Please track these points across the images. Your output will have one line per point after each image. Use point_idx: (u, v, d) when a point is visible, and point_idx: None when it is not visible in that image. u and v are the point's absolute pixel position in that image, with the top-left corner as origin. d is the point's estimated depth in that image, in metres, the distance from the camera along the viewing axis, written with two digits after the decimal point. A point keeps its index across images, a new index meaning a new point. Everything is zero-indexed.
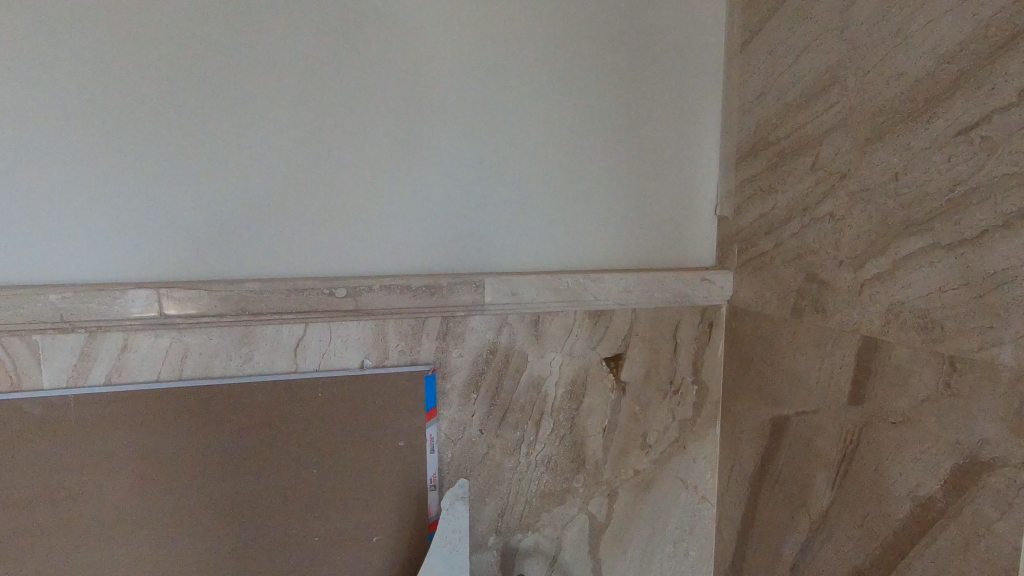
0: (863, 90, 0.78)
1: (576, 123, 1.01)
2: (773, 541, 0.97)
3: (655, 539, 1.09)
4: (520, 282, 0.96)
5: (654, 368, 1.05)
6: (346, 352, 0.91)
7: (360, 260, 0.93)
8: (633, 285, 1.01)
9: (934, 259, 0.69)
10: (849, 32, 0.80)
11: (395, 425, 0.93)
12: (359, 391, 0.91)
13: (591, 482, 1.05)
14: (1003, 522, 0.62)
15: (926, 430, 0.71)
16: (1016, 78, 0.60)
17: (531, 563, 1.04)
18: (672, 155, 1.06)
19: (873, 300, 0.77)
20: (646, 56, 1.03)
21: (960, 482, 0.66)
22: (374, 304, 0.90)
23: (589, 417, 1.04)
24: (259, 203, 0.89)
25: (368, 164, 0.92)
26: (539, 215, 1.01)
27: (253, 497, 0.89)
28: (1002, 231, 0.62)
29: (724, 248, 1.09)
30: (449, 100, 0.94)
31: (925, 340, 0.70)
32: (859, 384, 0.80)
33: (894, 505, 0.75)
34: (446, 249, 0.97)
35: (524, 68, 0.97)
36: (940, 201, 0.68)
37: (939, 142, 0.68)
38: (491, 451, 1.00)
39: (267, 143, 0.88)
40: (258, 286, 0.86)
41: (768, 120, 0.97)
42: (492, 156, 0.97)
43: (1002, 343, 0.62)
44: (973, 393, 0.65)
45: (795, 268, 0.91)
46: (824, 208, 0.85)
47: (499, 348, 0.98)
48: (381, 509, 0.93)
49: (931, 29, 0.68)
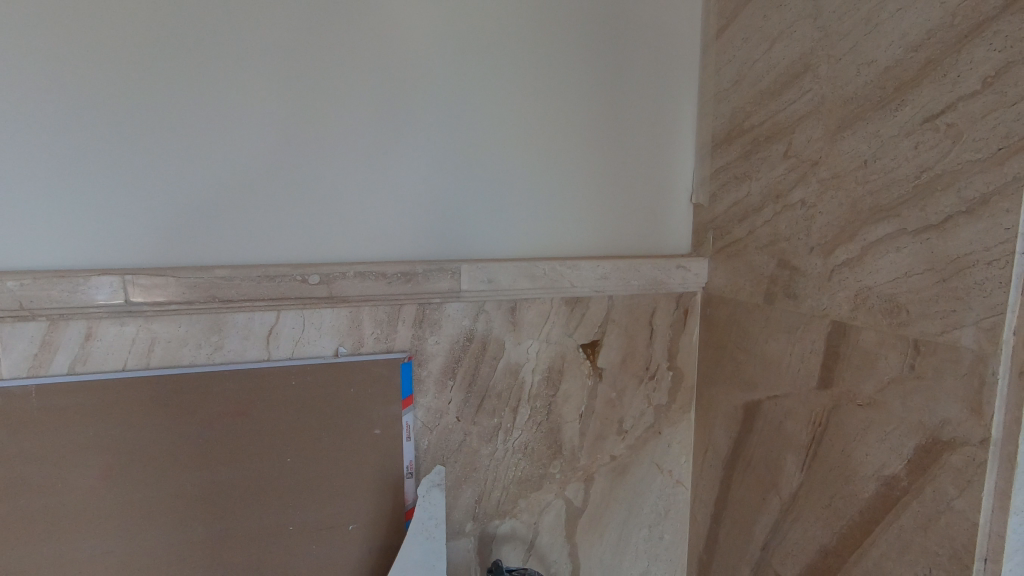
0: (835, 77, 0.79)
1: (553, 109, 1.00)
2: (746, 522, 0.99)
3: (631, 523, 1.11)
4: (496, 269, 0.95)
5: (630, 354, 1.06)
6: (320, 340, 0.90)
7: (334, 247, 0.92)
8: (609, 272, 1.01)
9: (900, 245, 0.71)
10: (821, 20, 0.81)
11: (371, 413, 0.92)
12: (334, 379, 0.91)
13: (568, 467, 1.06)
14: (961, 500, 0.64)
15: (891, 411, 0.73)
16: (980, 66, 0.61)
17: (508, 549, 1.05)
18: (649, 143, 1.06)
19: (843, 285, 0.79)
20: (622, 43, 1.02)
21: (923, 461, 0.68)
22: (348, 292, 0.89)
23: (566, 404, 1.04)
24: (229, 188, 0.87)
25: (341, 149, 0.90)
26: (516, 203, 1.00)
27: (227, 488, 0.87)
28: (965, 217, 0.63)
29: (699, 235, 1.10)
30: (425, 84, 0.93)
31: (892, 325, 0.72)
32: (828, 368, 0.82)
33: (860, 486, 0.77)
34: (421, 236, 0.96)
35: (501, 52, 0.96)
36: (907, 187, 0.69)
37: (906, 130, 0.69)
38: (468, 438, 1.00)
39: (237, 127, 0.86)
40: (228, 273, 0.84)
41: (742, 107, 0.98)
42: (470, 141, 0.97)
43: (964, 326, 0.63)
44: (936, 375, 0.67)
45: (768, 254, 0.92)
46: (796, 195, 0.86)
47: (476, 335, 0.97)
48: (357, 498, 0.93)
49: (900, 18, 0.69)
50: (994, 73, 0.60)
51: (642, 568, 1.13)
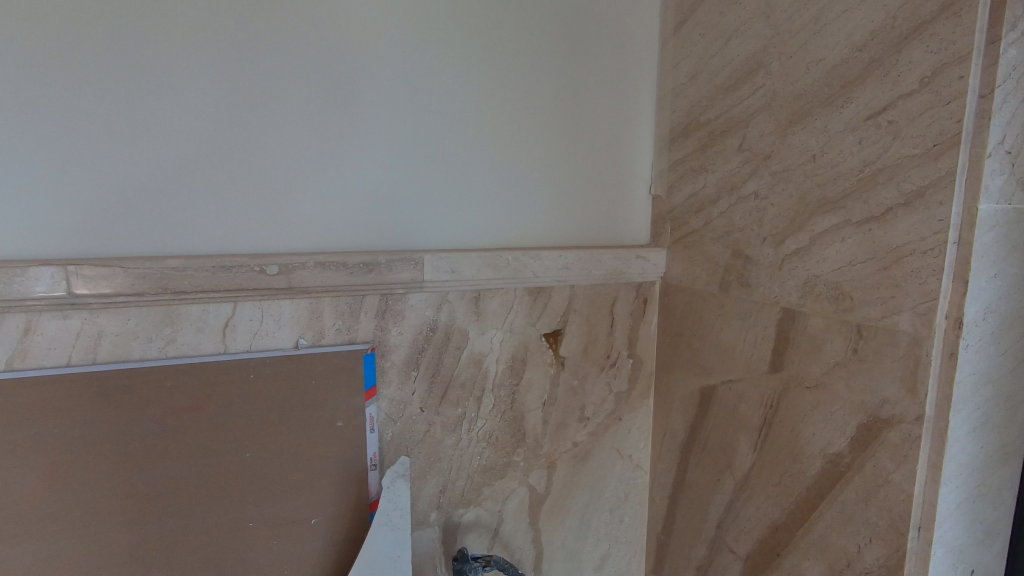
0: (786, 74, 0.82)
1: (515, 99, 1.01)
2: (702, 502, 1.03)
3: (593, 508, 1.14)
4: (459, 259, 0.95)
5: (591, 342, 1.08)
6: (279, 332, 0.88)
7: (292, 236, 0.90)
8: (571, 262, 1.02)
9: (845, 235, 0.74)
10: (774, 18, 0.84)
11: (333, 405, 0.91)
12: (294, 372, 0.89)
13: (531, 455, 1.07)
14: (898, 473, 0.68)
15: (836, 393, 0.77)
16: (918, 66, 0.65)
17: (473, 537, 1.06)
18: (609, 135, 1.08)
19: (792, 274, 0.83)
20: (582, 35, 1.04)
21: (865, 438, 0.73)
22: (308, 282, 0.87)
23: (529, 392, 1.06)
24: (180, 174, 0.83)
25: (298, 135, 0.88)
26: (478, 192, 1.00)
27: (182, 486, 0.84)
28: (903, 209, 0.67)
29: (657, 226, 1.12)
30: (385, 71, 0.92)
31: (837, 311, 0.76)
32: (779, 353, 0.86)
33: (807, 464, 0.81)
34: (382, 226, 0.95)
35: (463, 41, 0.96)
36: (851, 180, 0.73)
37: (851, 126, 0.73)
38: (432, 428, 1.00)
39: (187, 111, 0.82)
40: (180, 263, 0.81)
41: (699, 102, 1.00)
42: (433, 129, 0.96)
43: (902, 311, 0.67)
44: (877, 357, 0.71)
45: (722, 244, 0.96)
46: (749, 187, 0.90)
47: (439, 326, 0.97)
48: (319, 491, 0.91)
49: (846, 18, 0.73)
50: (930, 73, 0.64)
51: (603, 551, 1.16)
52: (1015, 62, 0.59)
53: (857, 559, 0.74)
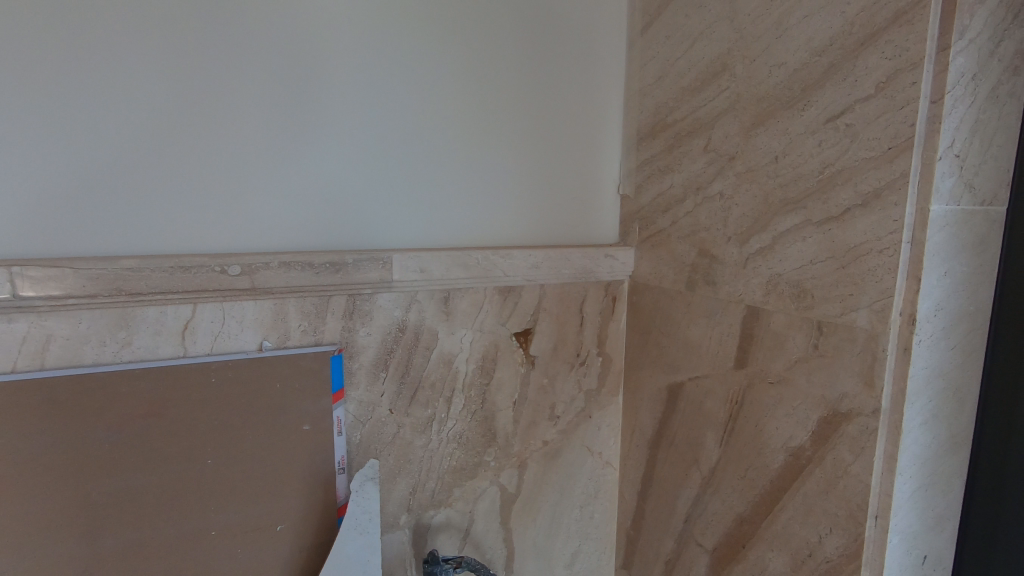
0: (749, 77, 0.84)
1: (484, 97, 1.00)
2: (670, 497, 1.05)
3: (563, 505, 1.14)
4: (429, 259, 0.94)
5: (561, 341, 1.09)
6: (242, 334, 0.85)
7: (255, 234, 0.87)
8: (541, 261, 1.03)
9: (806, 235, 0.77)
10: (738, 22, 0.86)
11: (299, 408, 0.89)
12: (258, 375, 0.86)
13: (502, 454, 1.07)
14: (856, 464, 0.71)
15: (798, 387, 0.79)
16: (874, 72, 0.67)
17: (443, 539, 1.05)
18: (577, 134, 1.09)
19: (756, 273, 0.85)
20: (550, 35, 1.04)
21: (825, 431, 0.75)
22: (272, 283, 0.85)
23: (500, 392, 1.05)
24: (134, 169, 0.80)
25: (260, 130, 0.86)
26: (446, 189, 1.00)
27: (139, 494, 0.81)
28: (860, 209, 0.69)
29: (626, 225, 1.14)
30: (351, 67, 0.90)
31: (799, 308, 0.78)
32: (743, 350, 0.88)
33: (771, 458, 0.83)
34: (349, 225, 0.93)
35: (431, 38, 0.95)
36: (812, 181, 0.75)
37: (812, 128, 0.75)
38: (401, 430, 0.98)
39: (139, 103, 0.79)
40: (136, 263, 0.78)
41: (665, 103, 1.02)
42: (400, 126, 0.95)
43: (860, 308, 0.70)
44: (836, 353, 0.73)
45: (689, 243, 0.97)
46: (715, 187, 0.91)
47: (409, 326, 0.96)
48: (285, 497, 0.89)
49: (807, 24, 0.75)
50: (885, 79, 0.66)
51: (574, 548, 1.17)
52: (963, 69, 0.62)
53: (818, 549, 0.77)
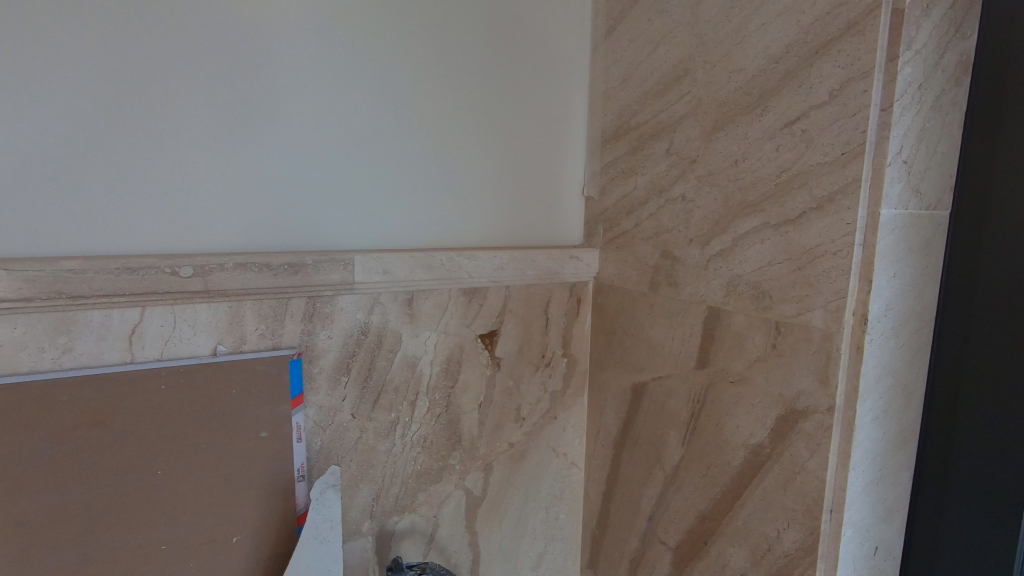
0: (709, 83, 0.86)
1: (447, 96, 0.99)
2: (634, 495, 1.06)
3: (529, 507, 1.14)
4: (392, 260, 0.92)
5: (527, 342, 1.08)
6: (194, 338, 0.82)
7: (207, 234, 0.84)
8: (506, 262, 1.02)
9: (764, 237, 0.78)
10: (698, 27, 0.87)
11: (256, 414, 0.86)
12: (212, 380, 0.83)
13: (467, 457, 1.06)
14: (812, 460, 0.73)
15: (757, 386, 0.81)
16: (828, 80, 0.69)
17: (408, 545, 1.03)
18: (541, 136, 1.09)
19: (716, 274, 0.86)
20: (515, 37, 1.04)
21: (783, 429, 0.77)
22: (227, 285, 0.81)
23: (465, 394, 1.04)
24: (76, 166, 0.76)
25: (212, 126, 0.82)
26: (409, 190, 0.98)
27: (81, 510, 0.76)
28: (816, 212, 0.72)
29: (590, 227, 1.14)
30: (310, 63, 0.88)
31: (757, 309, 0.80)
32: (704, 350, 0.89)
33: (731, 455, 0.85)
34: (309, 226, 0.91)
35: (392, 36, 0.93)
36: (770, 185, 0.77)
37: (769, 133, 0.77)
38: (364, 435, 0.96)
39: (78, 94, 0.75)
40: (78, 264, 0.73)
41: (629, 106, 1.03)
42: (361, 124, 0.93)
43: (815, 309, 0.72)
44: (793, 352, 0.75)
45: (652, 245, 0.99)
46: (677, 190, 0.93)
47: (371, 329, 0.94)
48: (241, 507, 0.86)
49: (764, 31, 0.77)
50: (839, 86, 0.68)
51: (540, 549, 1.17)
52: (910, 79, 0.65)
53: (777, 543, 0.78)
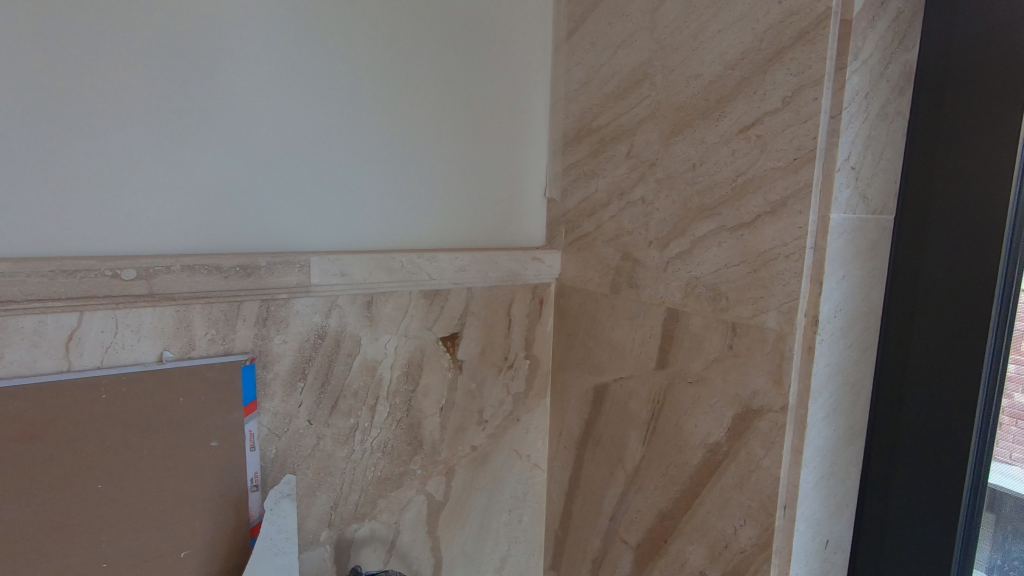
0: (668, 87, 0.87)
1: (407, 95, 0.97)
2: (596, 496, 1.06)
3: (492, 510, 1.13)
4: (350, 261, 0.90)
5: (489, 344, 1.08)
6: (138, 345, 0.78)
7: (149, 235, 0.80)
8: (468, 264, 1.01)
9: (720, 240, 0.80)
10: (657, 32, 0.88)
11: (206, 422, 0.82)
12: (158, 389, 0.79)
13: (428, 462, 1.05)
14: (767, 458, 0.75)
15: (713, 386, 0.82)
16: (781, 87, 0.71)
17: (368, 553, 1.01)
18: (502, 137, 1.08)
19: (675, 276, 0.87)
20: (476, 38, 1.03)
21: (739, 428, 0.79)
22: (173, 288, 0.78)
23: (426, 398, 1.03)
24: (8, 163, 0.71)
25: (153, 122, 0.79)
26: (368, 190, 0.96)
27: (12, 529, 0.71)
28: (769, 216, 0.73)
29: (552, 228, 1.14)
30: (262, 59, 0.85)
31: (714, 310, 0.81)
32: (664, 351, 0.90)
33: (690, 454, 0.86)
34: (263, 226, 0.88)
35: (350, 33, 0.91)
36: (726, 189, 0.79)
37: (725, 138, 0.78)
38: (321, 441, 0.93)
39: (10, 87, 0.71)
40: (8, 267, 0.69)
41: (590, 108, 1.04)
42: (318, 123, 0.90)
43: (769, 310, 0.74)
44: (748, 353, 0.77)
45: (613, 247, 0.99)
46: (637, 192, 0.94)
47: (328, 332, 0.91)
48: (190, 520, 0.82)
49: (720, 38, 0.78)
50: (791, 93, 0.70)
51: (503, 552, 1.17)
52: (857, 88, 0.67)
53: (733, 540, 0.80)
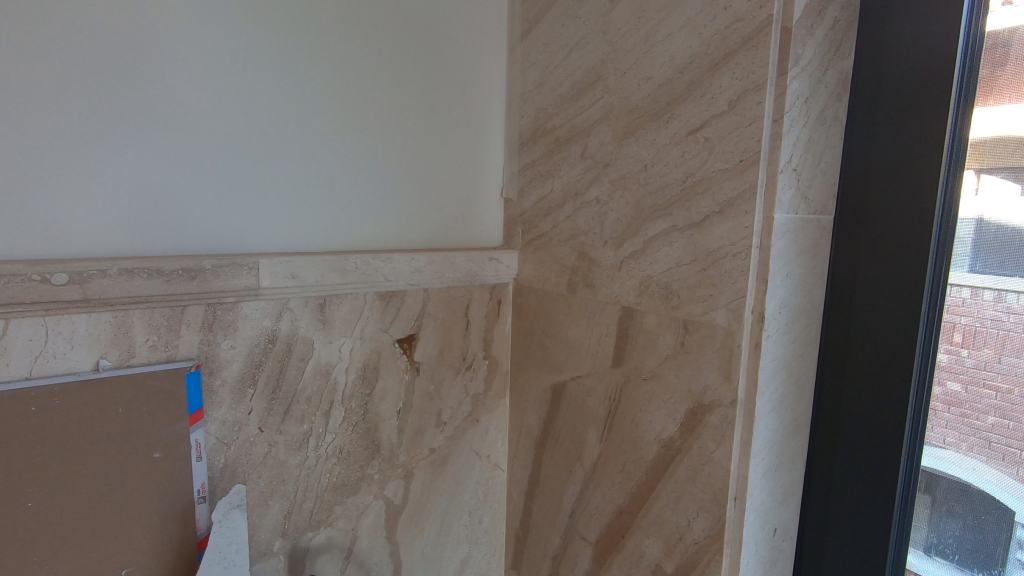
0: (620, 89, 0.88)
1: (361, 95, 0.96)
2: (555, 493, 1.07)
3: (452, 512, 1.13)
4: (302, 264, 0.88)
5: (447, 345, 1.07)
6: (72, 353, 0.74)
7: (84, 238, 0.76)
8: (424, 265, 1.00)
9: (672, 240, 0.82)
10: (609, 35, 0.89)
11: (148, 433, 0.79)
12: (94, 399, 0.75)
13: (386, 466, 1.03)
14: (717, 451, 0.77)
15: (667, 382, 0.84)
16: (727, 90, 0.73)
17: (324, 561, 0.98)
18: (458, 137, 1.08)
19: (629, 275, 0.89)
20: (431, 38, 1.02)
21: (691, 422, 0.81)
22: (110, 293, 0.74)
23: (383, 401, 1.01)
24: None
25: (79, 119, 0.74)
26: (321, 191, 0.94)
27: None
28: (717, 216, 0.75)
29: (509, 228, 1.15)
30: (201, 56, 0.81)
31: (667, 308, 0.83)
32: (619, 349, 0.92)
33: (645, 450, 0.88)
34: (210, 228, 0.85)
35: (298, 31, 0.88)
36: (676, 190, 0.80)
37: (675, 140, 0.80)
38: (273, 449, 0.91)
39: None
40: None
41: (545, 109, 1.04)
42: (265, 123, 0.88)
43: (718, 308, 0.76)
44: (699, 349, 0.79)
45: (569, 247, 1.00)
46: (592, 192, 0.95)
47: (279, 336, 0.89)
48: (131, 536, 0.78)
49: (669, 41, 0.80)
50: (736, 97, 0.72)
51: (463, 553, 1.16)
52: (797, 93, 0.70)
53: (687, 532, 0.82)
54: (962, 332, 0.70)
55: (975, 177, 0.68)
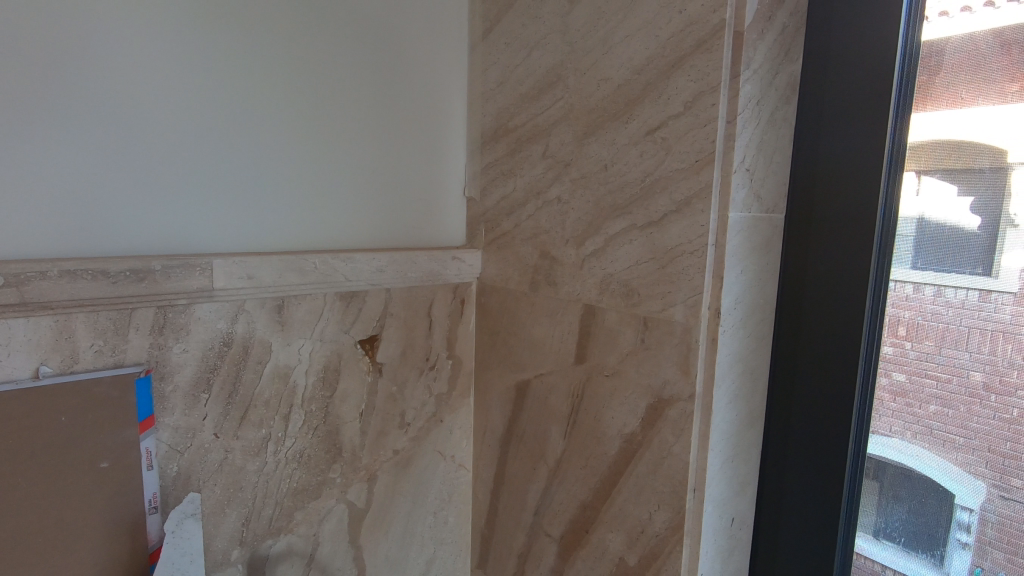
0: (580, 89, 0.89)
1: (320, 93, 0.94)
2: (520, 491, 1.08)
3: (416, 513, 1.12)
4: (259, 265, 0.86)
5: (410, 346, 1.06)
6: (9, 360, 0.70)
7: (20, 238, 0.72)
8: (386, 265, 0.99)
9: (632, 238, 0.83)
10: (569, 36, 0.90)
11: (93, 442, 0.75)
12: (34, 408, 0.71)
13: (348, 469, 1.01)
14: (677, 444, 0.78)
15: (628, 378, 0.85)
16: (682, 92, 0.75)
17: (284, 569, 0.96)
18: (419, 136, 1.07)
19: (591, 273, 0.90)
20: (391, 36, 1.01)
21: (651, 417, 0.82)
22: (51, 296, 0.70)
23: (344, 403, 0.99)
24: None
25: (8, 113, 0.70)
26: (277, 190, 0.92)
27: None
28: (674, 215, 0.77)
29: (472, 227, 1.14)
30: (147, 51, 0.78)
31: (627, 305, 0.85)
32: (581, 346, 0.93)
33: (608, 445, 0.89)
34: (159, 228, 0.82)
35: (252, 27, 0.86)
36: (635, 189, 0.82)
37: (634, 140, 0.81)
38: (230, 455, 0.88)
39: None
40: None
41: (506, 108, 1.04)
42: (218, 120, 0.85)
43: (676, 304, 0.77)
44: (659, 345, 0.80)
45: (531, 246, 1.01)
46: (553, 191, 0.95)
47: (235, 339, 0.86)
48: (77, 550, 0.74)
49: (627, 43, 0.81)
50: (692, 99, 0.74)
51: (428, 555, 1.15)
52: (749, 96, 0.72)
53: (648, 525, 0.83)
54: (906, 325, 0.74)
55: (915, 179, 0.72)
